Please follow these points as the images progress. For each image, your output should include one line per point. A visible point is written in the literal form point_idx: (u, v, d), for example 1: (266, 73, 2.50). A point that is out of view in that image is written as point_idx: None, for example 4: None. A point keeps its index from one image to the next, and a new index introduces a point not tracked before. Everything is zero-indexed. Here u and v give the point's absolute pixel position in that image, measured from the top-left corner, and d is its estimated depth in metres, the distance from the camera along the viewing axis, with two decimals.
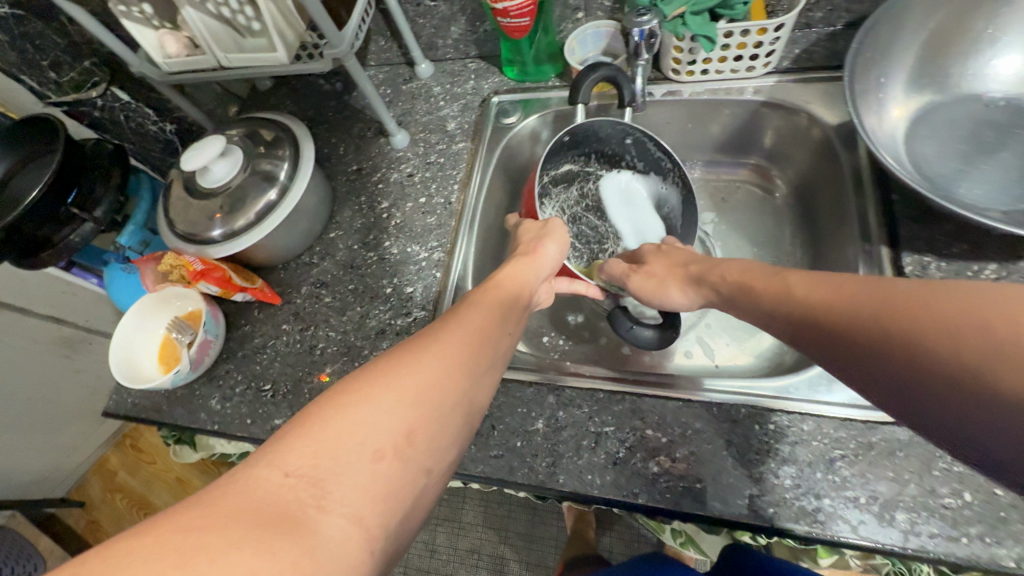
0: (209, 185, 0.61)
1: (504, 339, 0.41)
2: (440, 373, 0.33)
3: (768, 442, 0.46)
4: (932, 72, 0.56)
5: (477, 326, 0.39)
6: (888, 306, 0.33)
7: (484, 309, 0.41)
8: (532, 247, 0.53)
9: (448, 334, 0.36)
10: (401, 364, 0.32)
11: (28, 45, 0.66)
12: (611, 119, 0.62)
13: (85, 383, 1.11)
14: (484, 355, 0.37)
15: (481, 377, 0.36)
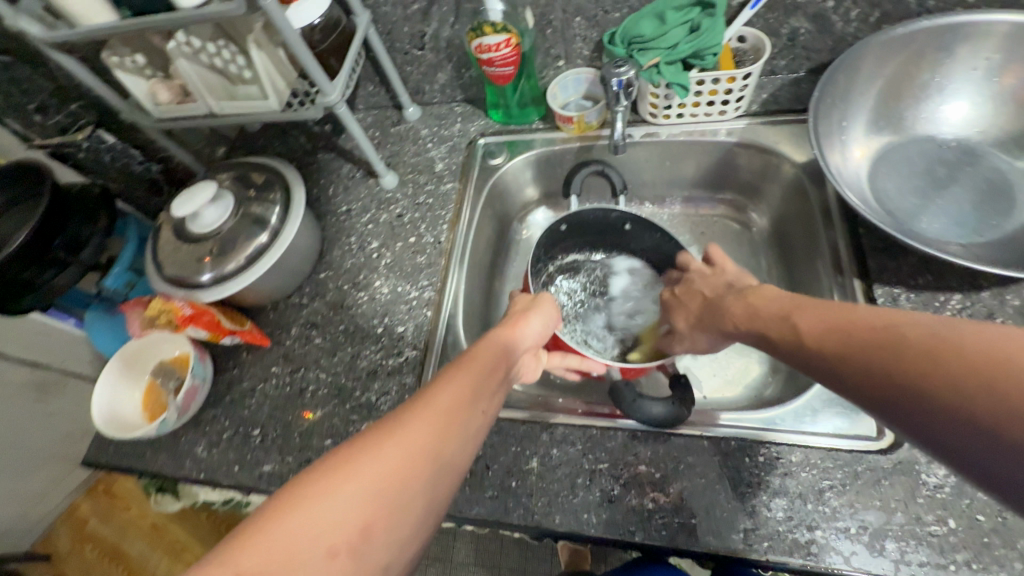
0: (199, 230, 0.61)
1: (479, 414, 0.41)
2: (402, 462, 0.33)
3: (759, 475, 0.47)
4: (887, 116, 0.60)
5: (452, 401, 0.39)
6: (894, 337, 0.31)
7: (458, 379, 0.40)
8: (517, 319, 0.53)
9: (417, 415, 0.36)
10: (366, 451, 0.33)
11: (14, 90, 0.67)
12: (602, 207, 0.66)
13: (59, 428, 1.03)
14: (454, 435, 0.37)
15: (449, 461, 0.36)
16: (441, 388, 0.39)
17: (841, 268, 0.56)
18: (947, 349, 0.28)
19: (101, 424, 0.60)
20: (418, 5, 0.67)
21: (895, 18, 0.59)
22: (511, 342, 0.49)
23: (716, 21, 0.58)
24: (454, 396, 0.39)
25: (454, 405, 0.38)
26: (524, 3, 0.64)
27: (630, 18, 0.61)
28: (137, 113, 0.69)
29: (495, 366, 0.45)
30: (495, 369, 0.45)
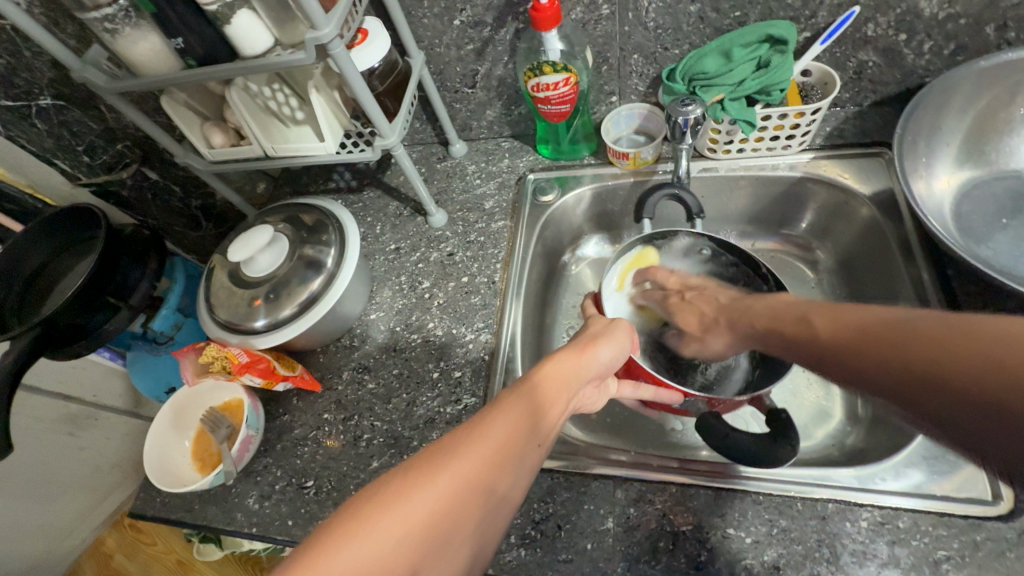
0: (254, 275, 0.60)
1: (532, 453, 0.38)
2: (457, 497, 0.32)
3: (863, 543, 0.44)
4: (970, 150, 0.58)
5: (505, 435, 0.37)
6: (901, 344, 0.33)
7: (515, 412, 0.38)
8: (583, 345, 0.48)
9: (473, 447, 0.35)
10: (416, 488, 0.31)
11: (65, 133, 0.66)
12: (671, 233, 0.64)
13: (88, 461, 0.94)
14: (508, 473, 0.35)
15: (498, 499, 0.34)
16: (498, 421, 0.37)
17: (930, 311, 0.53)
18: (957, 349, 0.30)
19: (152, 475, 0.58)
20: (473, 45, 0.67)
21: (972, 50, 0.57)
22: (569, 369, 0.45)
23: (786, 58, 0.57)
24: (510, 430, 0.37)
25: (511, 442, 0.36)
26: (582, 41, 0.64)
27: (693, 54, 0.60)
28: (190, 155, 0.68)
29: (550, 398, 0.42)
30: (554, 402, 0.42)
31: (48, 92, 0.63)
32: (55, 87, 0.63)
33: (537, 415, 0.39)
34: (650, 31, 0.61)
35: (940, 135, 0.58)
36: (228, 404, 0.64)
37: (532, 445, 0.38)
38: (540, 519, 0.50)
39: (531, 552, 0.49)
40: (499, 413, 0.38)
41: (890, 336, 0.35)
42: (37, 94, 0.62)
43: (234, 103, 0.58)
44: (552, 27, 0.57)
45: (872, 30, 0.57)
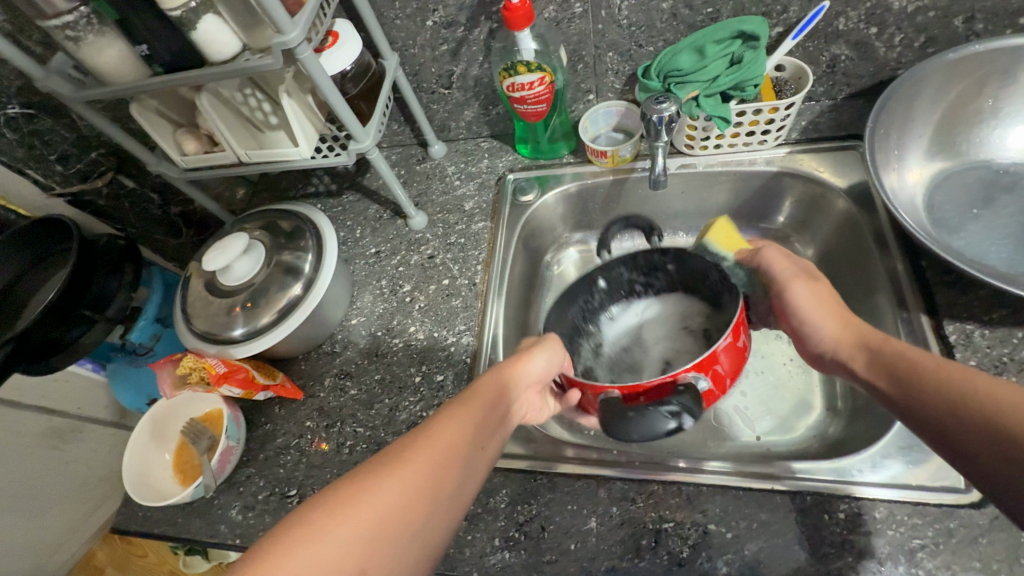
0: (231, 283, 0.60)
1: (478, 454, 0.40)
2: (401, 503, 0.34)
3: (841, 534, 0.44)
4: (940, 141, 0.59)
5: (449, 439, 0.39)
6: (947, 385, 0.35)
7: (457, 419, 0.41)
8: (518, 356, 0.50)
9: (415, 456, 0.37)
10: (362, 495, 0.34)
11: (36, 142, 0.64)
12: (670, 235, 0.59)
13: (75, 474, 0.91)
14: (454, 474, 0.38)
15: (446, 498, 0.36)
16: (443, 427, 0.40)
17: (905, 302, 0.53)
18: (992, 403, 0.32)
19: (131, 489, 0.58)
20: (447, 46, 0.66)
21: (941, 42, 0.57)
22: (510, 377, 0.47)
23: (758, 54, 0.57)
24: (452, 435, 0.39)
25: (453, 447, 0.39)
26: (556, 40, 0.63)
27: (667, 52, 0.60)
28: (164, 163, 0.67)
29: (494, 403, 0.44)
30: (495, 405, 0.44)
31: (16, 102, 0.61)
32: (24, 95, 0.61)
33: (480, 420, 0.42)
34: (624, 28, 0.61)
35: (913, 127, 0.58)
36: (208, 415, 0.63)
37: (478, 447, 0.40)
38: (524, 521, 0.50)
39: (516, 555, 0.49)
40: (442, 421, 0.40)
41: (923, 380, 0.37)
42: (5, 102, 0.60)
43: (204, 109, 0.57)
44: (525, 26, 0.57)
45: (843, 24, 0.57)
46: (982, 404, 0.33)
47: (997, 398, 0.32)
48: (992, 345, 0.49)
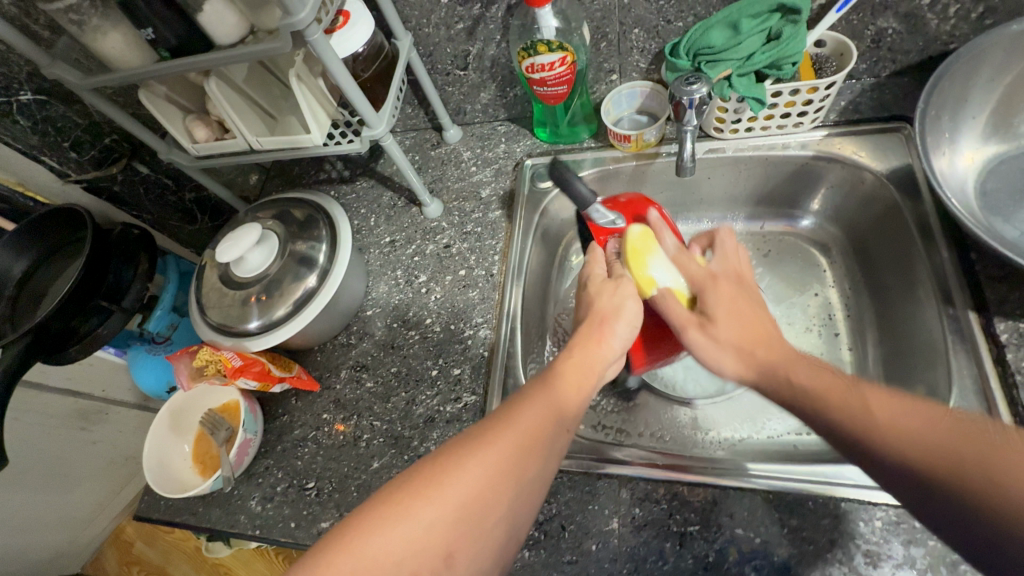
0: (244, 275, 0.59)
1: (561, 436, 0.40)
2: (485, 485, 0.35)
3: (878, 543, 0.42)
4: (996, 123, 0.55)
5: (535, 423, 0.38)
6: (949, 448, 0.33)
7: (541, 403, 0.40)
8: (597, 332, 0.47)
9: (497, 440, 0.37)
10: (454, 475, 0.35)
11: (49, 128, 0.63)
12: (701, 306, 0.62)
13: (101, 454, 0.92)
14: (539, 458, 0.37)
15: (529, 483, 0.37)
16: (529, 409, 0.39)
17: (951, 297, 0.50)
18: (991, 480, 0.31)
19: (153, 481, 0.58)
20: (463, 24, 0.63)
21: (1002, 13, 0.52)
22: (592, 359, 0.45)
23: (798, 30, 0.53)
24: (538, 422, 0.38)
25: (538, 433, 0.38)
26: (579, 16, 0.60)
27: (698, 28, 0.56)
28: (175, 151, 0.66)
29: (578, 387, 0.42)
30: (580, 387, 0.42)
31: (28, 87, 0.60)
32: (34, 81, 0.60)
33: (566, 403, 0.41)
34: (651, 3, 0.57)
35: (964, 108, 0.54)
36: (226, 406, 0.63)
37: (562, 435, 0.40)
38: (544, 520, 0.49)
39: (536, 554, 0.48)
40: (529, 407, 0.39)
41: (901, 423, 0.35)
42: (17, 88, 0.59)
43: (213, 94, 0.54)
44: (545, 3, 0.53)
45: None
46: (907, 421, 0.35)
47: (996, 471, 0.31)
48: None
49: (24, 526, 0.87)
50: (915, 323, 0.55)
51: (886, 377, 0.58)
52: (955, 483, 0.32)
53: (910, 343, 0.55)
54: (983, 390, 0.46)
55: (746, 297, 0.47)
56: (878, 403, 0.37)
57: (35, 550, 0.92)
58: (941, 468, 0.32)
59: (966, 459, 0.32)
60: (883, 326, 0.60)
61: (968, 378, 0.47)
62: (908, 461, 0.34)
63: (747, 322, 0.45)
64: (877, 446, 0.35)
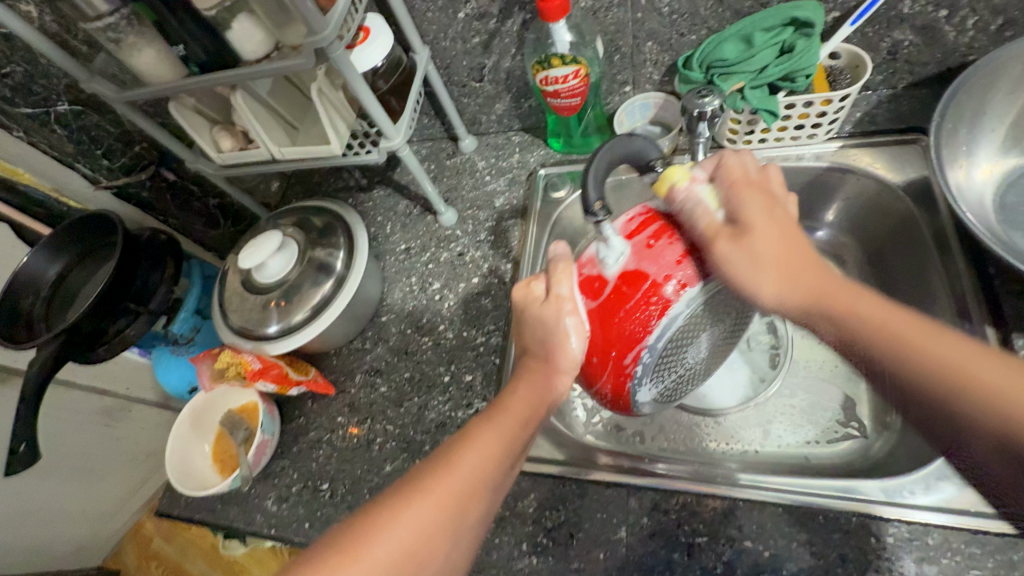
0: (265, 280, 0.61)
1: (496, 482, 0.39)
2: (410, 547, 0.35)
3: (889, 559, 0.42)
4: (1017, 135, 0.54)
5: (471, 471, 0.38)
6: (957, 384, 0.35)
7: (483, 447, 0.39)
8: (542, 376, 0.44)
9: (434, 488, 0.37)
10: (387, 526, 0.35)
11: (83, 138, 0.66)
12: (675, 392, 0.46)
13: (123, 451, 0.94)
14: (473, 505, 0.37)
15: (462, 533, 0.37)
16: (468, 453, 0.39)
17: (968, 312, 0.50)
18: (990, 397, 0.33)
19: (174, 479, 0.60)
20: (479, 38, 0.64)
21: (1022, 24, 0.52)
22: (539, 394, 0.43)
23: (812, 43, 0.54)
24: (474, 468, 0.38)
25: (471, 484, 0.38)
26: (593, 30, 0.61)
27: (711, 40, 0.57)
28: (202, 160, 0.68)
29: (518, 429, 0.42)
30: (526, 418, 0.42)
31: (65, 98, 0.63)
32: (71, 93, 0.63)
33: (506, 446, 0.40)
34: (664, 16, 0.58)
35: (984, 121, 0.54)
36: (245, 407, 0.65)
37: (505, 470, 0.40)
38: (552, 527, 0.50)
39: (543, 560, 0.48)
40: (463, 450, 0.39)
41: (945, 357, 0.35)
42: (55, 99, 0.62)
43: (238, 106, 0.56)
44: (559, 18, 0.55)
45: (908, 6, 0.52)
46: (920, 369, 0.36)
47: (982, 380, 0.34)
48: None
49: (51, 517, 0.89)
50: None
51: None
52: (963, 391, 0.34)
53: None
54: None
55: (790, 240, 0.41)
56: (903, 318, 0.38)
57: (55, 543, 0.93)
58: (957, 388, 0.35)
59: (955, 362, 0.35)
60: None
61: None
62: (913, 386, 0.37)
63: (795, 272, 0.40)
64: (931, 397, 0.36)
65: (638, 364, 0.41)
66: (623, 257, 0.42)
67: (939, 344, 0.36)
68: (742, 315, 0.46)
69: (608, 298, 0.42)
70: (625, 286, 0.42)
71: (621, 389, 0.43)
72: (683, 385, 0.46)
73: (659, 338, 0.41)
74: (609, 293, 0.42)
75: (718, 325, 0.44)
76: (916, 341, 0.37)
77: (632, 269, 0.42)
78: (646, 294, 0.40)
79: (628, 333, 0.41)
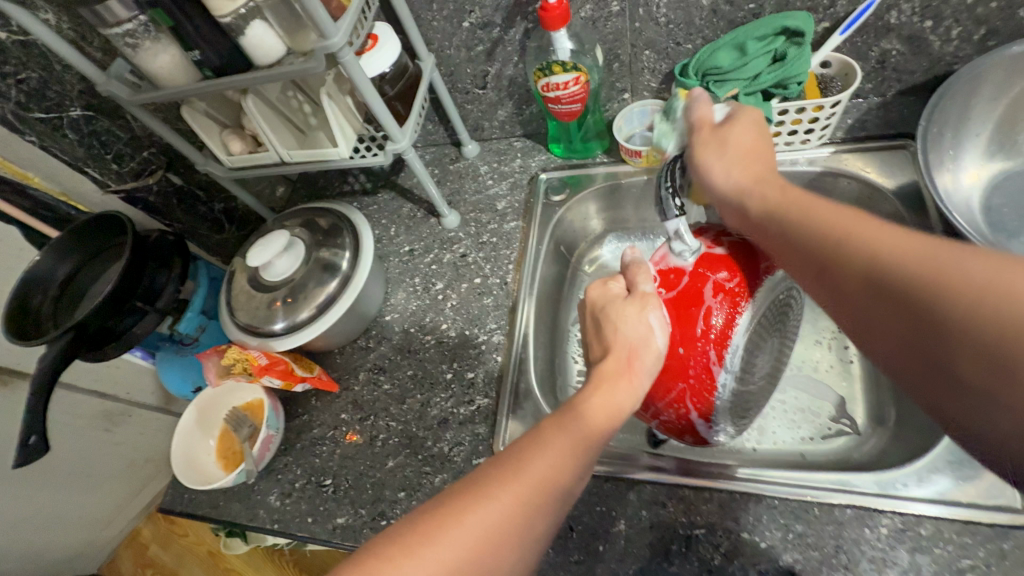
0: (272, 279, 0.62)
1: (567, 490, 0.38)
2: (480, 545, 0.33)
3: (883, 550, 0.43)
4: (1002, 139, 0.56)
5: (544, 473, 0.37)
6: (923, 290, 0.30)
7: (554, 451, 0.38)
8: (625, 366, 0.43)
9: (505, 489, 0.36)
10: (454, 523, 0.34)
11: (95, 142, 0.67)
12: (746, 400, 0.50)
13: (124, 454, 0.94)
14: (544, 512, 0.36)
15: (530, 537, 0.35)
16: (541, 455, 0.38)
17: None
18: (947, 281, 0.29)
19: (179, 473, 0.61)
20: (482, 46, 0.67)
21: (1004, 35, 0.54)
22: (610, 413, 0.41)
23: (803, 50, 0.56)
24: (545, 471, 0.37)
25: (544, 488, 0.36)
26: (592, 39, 0.63)
27: (706, 49, 0.59)
28: (211, 163, 0.69)
29: (592, 440, 0.39)
30: (599, 430, 0.40)
31: (78, 104, 0.64)
32: (85, 98, 0.64)
33: (578, 454, 0.38)
34: (661, 26, 0.60)
35: (969, 126, 0.56)
36: (250, 404, 0.66)
37: (574, 482, 0.38)
38: None
39: (543, 553, 0.49)
40: (535, 451, 0.38)
41: (886, 248, 0.32)
42: (68, 105, 0.64)
43: (250, 110, 0.58)
44: (560, 26, 0.57)
45: (895, 18, 0.55)
46: (840, 266, 0.35)
47: (912, 267, 0.31)
48: None
49: (50, 520, 0.89)
50: None
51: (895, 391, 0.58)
52: (896, 284, 0.31)
53: None
54: None
55: (757, 146, 0.46)
56: (865, 224, 0.34)
57: (51, 548, 0.93)
58: (898, 309, 0.31)
59: (850, 229, 0.35)
60: None
61: None
62: (822, 263, 0.36)
63: (747, 166, 0.45)
64: (835, 267, 0.35)
65: (722, 371, 0.46)
66: (697, 254, 0.50)
67: (833, 223, 0.36)
68: (798, 330, 0.54)
69: (683, 291, 0.48)
70: (701, 271, 0.49)
71: (703, 393, 0.47)
72: (755, 399, 0.52)
73: (733, 347, 0.47)
74: (685, 284, 0.49)
75: (774, 337, 0.51)
76: (825, 233, 0.36)
77: (708, 261, 0.49)
78: (719, 285, 0.47)
79: (705, 322, 0.47)
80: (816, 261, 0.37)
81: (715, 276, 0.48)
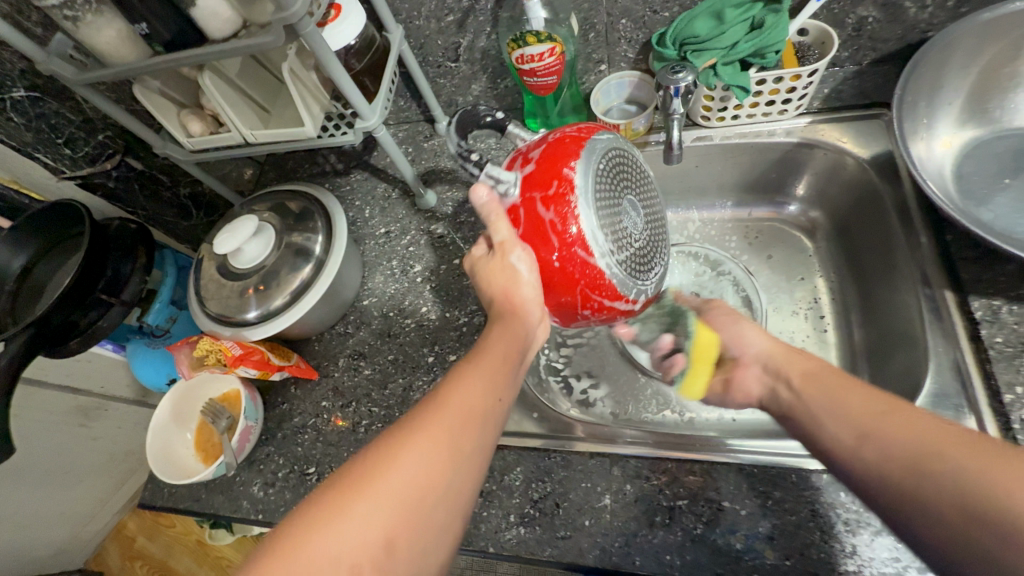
0: (242, 266, 0.60)
1: (496, 408, 0.38)
2: (424, 474, 0.32)
3: (857, 511, 0.44)
4: (973, 108, 0.57)
5: (470, 397, 0.37)
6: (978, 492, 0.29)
7: (473, 379, 0.38)
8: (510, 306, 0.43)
9: (434, 421, 0.35)
10: (392, 461, 0.32)
11: (44, 125, 0.63)
12: (644, 261, 0.45)
13: (101, 448, 0.91)
14: (477, 429, 0.36)
15: (471, 459, 0.35)
16: (463, 384, 0.38)
17: (928, 278, 0.52)
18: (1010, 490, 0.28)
19: (157, 469, 0.59)
20: (453, 17, 0.64)
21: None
22: (518, 339, 0.42)
23: (781, 18, 0.54)
24: (471, 394, 0.37)
25: (473, 407, 0.36)
26: (567, 8, 0.61)
27: (683, 18, 0.58)
28: (170, 146, 0.66)
29: (505, 360, 0.40)
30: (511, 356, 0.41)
31: (21, 84, 0.59)
32: (28, 78, 0.60)
33: (497, 375, 0.39)
34: None
35: (942, 94, 0.56)
36: (227, 395, 0.65)
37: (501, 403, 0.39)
38: (538, 499, 0.51)
39: (530, 530, 0.50)
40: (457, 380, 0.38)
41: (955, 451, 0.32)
42: (10, 85, 0.59)
43: (207, 88, 0.55)
44: None
45: None
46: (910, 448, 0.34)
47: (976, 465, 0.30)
48: (1020, 321, 0.47)
49: (27, 519, 0.87)
50: (896, 304, 0.57)
51: (869, 359, 0.60)
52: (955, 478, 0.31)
53: (891, 324, 0.57)
54: (959, 367, 0.47)
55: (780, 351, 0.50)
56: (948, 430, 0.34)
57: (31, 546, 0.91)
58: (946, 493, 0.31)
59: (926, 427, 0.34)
60: (866, 308, 0.62)
61: (945, 355, 0.48)
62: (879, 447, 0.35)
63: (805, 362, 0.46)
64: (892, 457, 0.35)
65: (597, 259, 0.42)
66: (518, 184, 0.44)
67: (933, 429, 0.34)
68: (641, 169, 0.49)
69: (525, 222, 0.43)
70: (531, 195, 0.43)
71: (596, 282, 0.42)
72: (650, 258, 0.46)
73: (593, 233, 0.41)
74: (526, 215, 0.43)
75: (628, 193, 0.46)
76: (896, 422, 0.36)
77: (530, 182, 0.43)
78: (544, 196, 0.42)
79: (555, 232, 0.41)
80: (873, 440, 0.36)
81: (536, 191, 0.43)
